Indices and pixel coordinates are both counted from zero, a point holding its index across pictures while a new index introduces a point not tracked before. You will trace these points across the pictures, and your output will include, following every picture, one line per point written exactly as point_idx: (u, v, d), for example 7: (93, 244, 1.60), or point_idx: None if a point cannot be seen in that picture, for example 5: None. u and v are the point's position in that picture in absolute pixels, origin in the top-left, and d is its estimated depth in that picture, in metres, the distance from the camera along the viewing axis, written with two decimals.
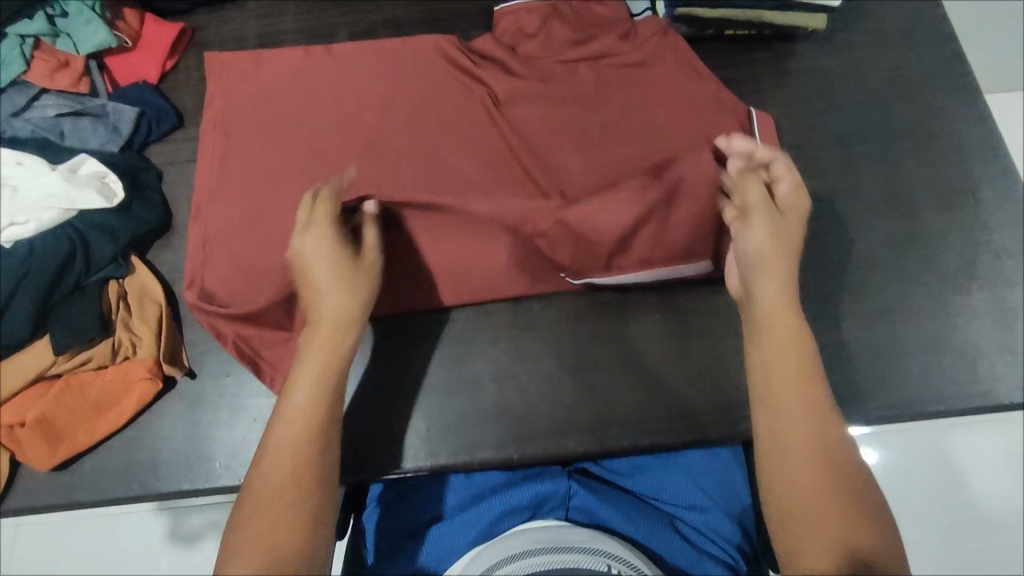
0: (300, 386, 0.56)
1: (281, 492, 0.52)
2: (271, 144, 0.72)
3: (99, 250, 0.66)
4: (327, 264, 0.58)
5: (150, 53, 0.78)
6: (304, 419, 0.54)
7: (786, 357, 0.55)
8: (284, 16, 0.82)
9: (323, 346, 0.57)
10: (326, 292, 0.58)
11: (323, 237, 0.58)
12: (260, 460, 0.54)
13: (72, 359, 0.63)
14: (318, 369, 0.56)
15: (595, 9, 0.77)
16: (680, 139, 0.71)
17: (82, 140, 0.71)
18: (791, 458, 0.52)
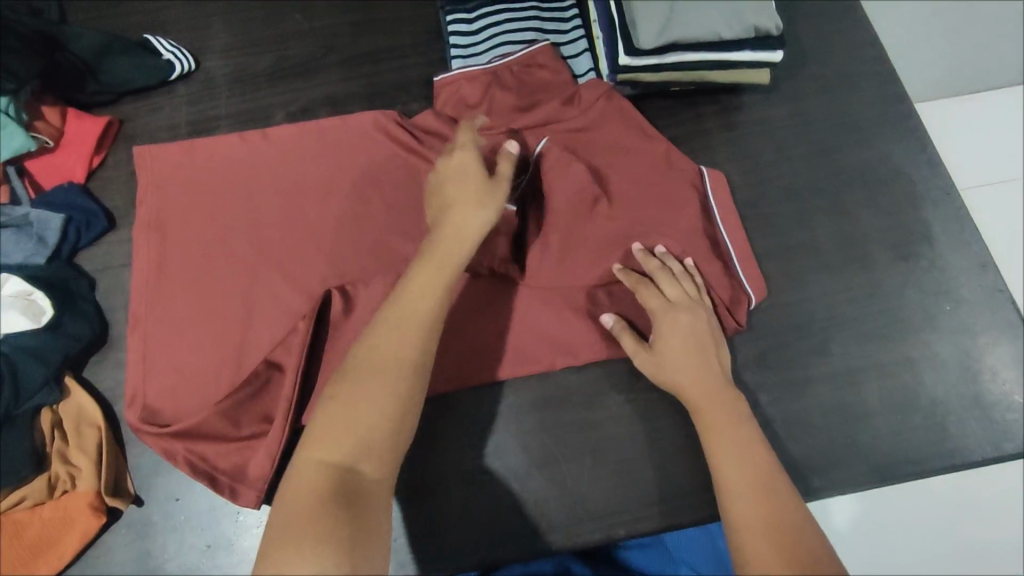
0: (416, 285, 0.54)
1: (385, 387, 0.50)
2: (209, 241, 0.68)
3: (30, 376, 0.61)
4: (469, 173, 0.59)
5: (74, 151, 0.74)
6: (415, 317, 0.52)
7: (719, 435, 0.55)
8: (216, 101, 0.79)
9: (449, 247, 0.56)
10: (462, 203, 0.58)
11: (466, 156, 0.61)
12: (364, 349, 0.51)
13: (4, 500, 0.59)
14: (433, 269, 0.55)
15: (538, 73, 0.74)
16: (637, 202, 0.68)
17: (4, 254, 0.66)
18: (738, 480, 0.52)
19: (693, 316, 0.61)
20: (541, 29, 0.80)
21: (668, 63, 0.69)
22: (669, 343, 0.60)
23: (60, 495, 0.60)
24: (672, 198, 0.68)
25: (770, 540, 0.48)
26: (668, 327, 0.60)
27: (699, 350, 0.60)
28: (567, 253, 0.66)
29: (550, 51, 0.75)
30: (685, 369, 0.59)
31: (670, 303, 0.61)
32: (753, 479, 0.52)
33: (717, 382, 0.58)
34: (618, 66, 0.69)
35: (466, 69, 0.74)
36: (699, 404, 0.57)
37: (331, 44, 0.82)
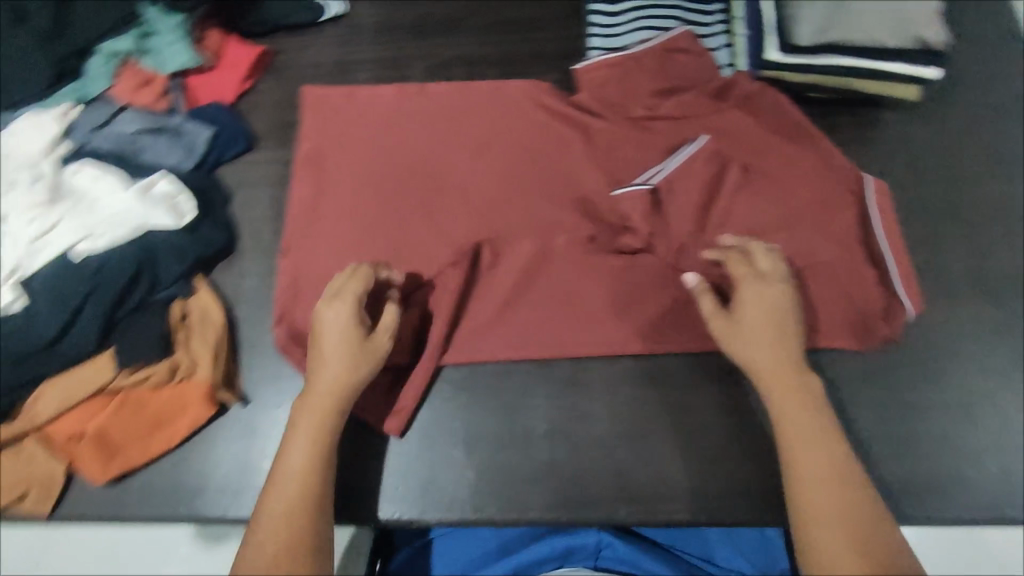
0: (300, 444, 0.57)
1: (288, 517, 0.53)
2: (369, 179, 0.73)
3: (167, 269, 0.67)
4: (337, 334, 0.59)
5: (229, 73, 0.79)
6: (320, 424, 0.58)
7: (789, 397, 0.58)
8: (362, 46, 0.83)
9: (326, 402, 0.58)
10: (328, 364, 0.59)
11: (340, 310, 0.60)
12: (272, 483, 0.55)
13: (132, 376, 0.64)
14: (318, 416, 0.58)
15: (680, 59, 0.75)
16: (797, 202, 0.69)
17: (158, 157, 0.72)
18: (806, 469, 0.54)
19: (770, 293, 0.61)
20: (685, 18, 0.80)
21: (819, 64, 0.69)
22: (749, 314, 0.60)
23: (178, 381, 0.65)
24: (802, 204, 0.69)
25: (834, 518, 0.51)
26: (750, 299, 0.61)
27: (783, 315, 0.60)
28: (710, 243, 0.68)
29: (691, 35, 0.76)
30: (760, 344, 0.59)
31: (762, 275, 0.62)
32: (822, 457, 0.54)
33: (795, 361, 0.59)
34: (764, 59, 0.70)
35: (607, 56, 0.76)
36: (767, 381, 0.59)
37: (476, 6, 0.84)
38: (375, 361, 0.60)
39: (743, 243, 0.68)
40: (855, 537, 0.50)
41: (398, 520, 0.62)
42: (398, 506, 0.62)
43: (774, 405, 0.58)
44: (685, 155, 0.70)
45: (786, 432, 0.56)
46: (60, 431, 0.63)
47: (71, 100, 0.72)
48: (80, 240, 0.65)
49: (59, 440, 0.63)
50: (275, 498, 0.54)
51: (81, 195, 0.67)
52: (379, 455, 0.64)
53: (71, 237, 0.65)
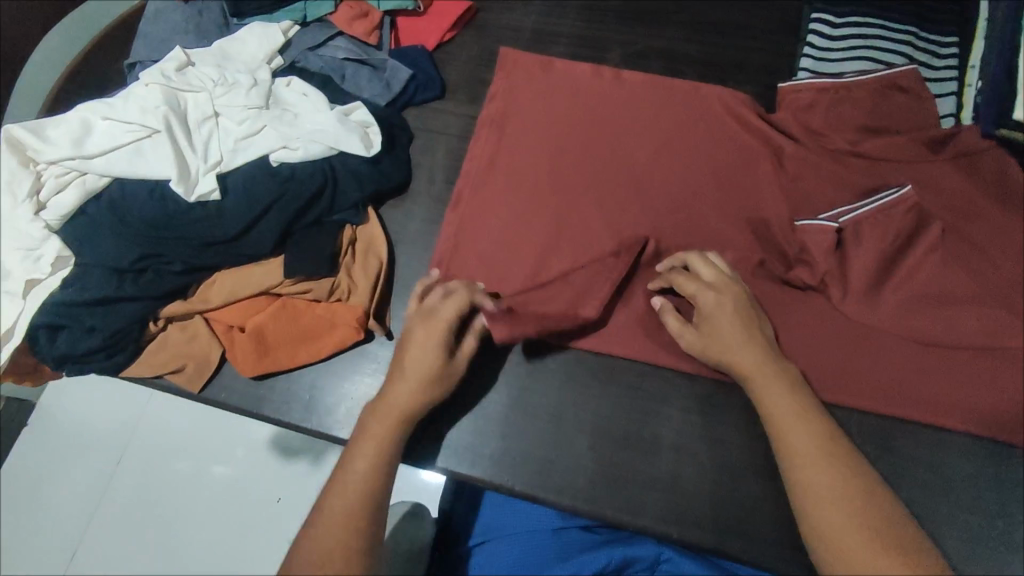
0: (367, 450, 0.55)
1: (345, 519, 0.51)
2: (545, 151, 0.74)
3: (346, 194, 0.70)
4: (427, 355, 0.59)
5: (436, 22, 0.81)
6: (394, 420, 0.57)
7: (779, 404, 0.55)
8: (564, 20, 0.83)
9: (401, 409, 0.57)
10: (407, 381, 0.58)
11: (437, 331, 0.60)
12: (339, 475, 0.53)
13: (295, 285, 0.67)
14: (387, 426, 0.56)
15: (896, 95, 0.70)
16: (995, 277, 0.63)
17: (358, 88, 0.76)
18: (814, 485, 0.51)
19: (720, 294, 0.60)
20: (910, 58, 0.75)
21: None
22: (714, 321, 0.59)
23: (333, 301, 0.68)
24: (1007, 282, 0.63)
25: (845, 526, 0.48)
26: (707, 305, 0.60)
27: (722, 307, 0.59)
28: (892, 295, 0.63)
29: (916, 75, 0.70)
30: (738, 347, 0.58)
31: (708, 286, 0.61)
32: (824, 463, 0.51)
33: (767, 364, 0.57)
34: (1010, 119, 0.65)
35: (818, 79, 0.71)
36: (759, 388, 0.57)
37: (685, 4, 0.83)
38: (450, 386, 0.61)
39: (929, 304, 0.63)
40: (875, 547, 0.47)
41: (511, 488, 0.62)
42: (512, 474, 0.62)
43: (767, 413, 0.56)
44: (886, 199, 0.64)
45: (785, 442, 0.53)
46: (223, 319, 0.68)
47: (292, 20, 0.77)
48: (280, 147, 0.69)
49: (221, 326, 0.68)
50: (340, 495, 0.52)
51: (287, 107, 0.71)
52: (503, 420, 0.64)
53: (273, 143, 0.69)
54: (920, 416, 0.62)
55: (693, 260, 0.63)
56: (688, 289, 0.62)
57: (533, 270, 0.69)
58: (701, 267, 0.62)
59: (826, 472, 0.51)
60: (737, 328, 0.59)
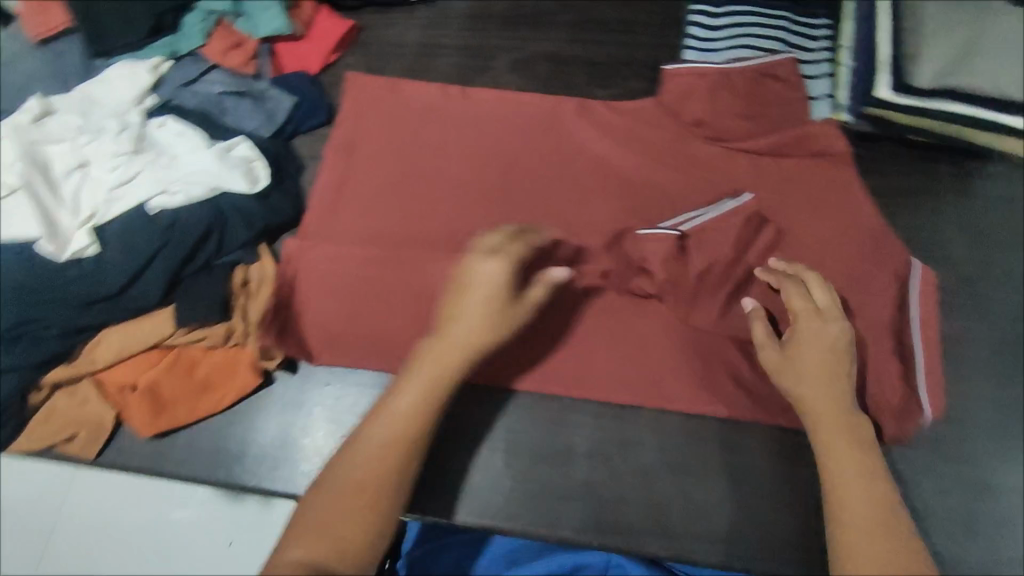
0: (411, 394, 0.55)
1: (372, 473, 0.51)
2: (435, 169, 0.73)
3: (234, 234, 0.68)
4: (486, 293, 0.58)
5: (318, 45, 0.79)
6: (450, 372, 0.56)
7: (836, 433, 0.55)
8: (449, 31, 0.82)
9: (468, 340, 0.57)
10: (469, 326, 0.57)
11: (495, 274, 0.58)
12: (363, 433, 0.53)
13: (188, 334, 0.65)
14: (428, 385, 0.55)
15: (771, 84, 0.72)
16: (865, 252, 0.66)
17: (240, 121, 0.73)
18: (865, 519, 0.50)
19: (825, 328, 0.59)
20: (786, 42, 0.76)
21: (926, 108, 0.64)
22: (808, 343, 0.58)
23: (231, 346, 0.66)
24: (873, 256, 0.66)
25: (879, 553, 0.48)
26: (801, 333, 0.59)
27: (835, 343, 0.58)
28: None
29: (792, 65, 0.72)
30: (818, 377, 0.57)
31: (818, 310, 0.60)
32: (868, 491, 0.52)
33: (846, 402, 0.57)
34: (873, 97, 0.66)
35: (698, 68, 0.72)
36: (818, 417, 0.56)
37: (570, 4, 0.82)
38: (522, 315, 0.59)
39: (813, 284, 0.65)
40: None
41: (427, 518, 0.61)
42: (427, 502, 0.61)
43: (823, 436, 0.55)
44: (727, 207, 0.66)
45: (835, 470, 0.54)
46: (115, 378, 0.65)
47: (163, 55, 0.74)
48: (158, 192, 0.66)
49: (114, 386, 0.65)
50: (361, 449, 0.52)
51: (161, 149, 0.69)
52: None
53: (150, 189, 0.66)
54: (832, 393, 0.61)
55: (794, 283, 0.62)
56: (794, 311, 0.60)
57: (435, 293, 0.68)
58: (802, 292, 0.61)
59: (878, 508, 0.51)
60: (828, 354, 0.58)
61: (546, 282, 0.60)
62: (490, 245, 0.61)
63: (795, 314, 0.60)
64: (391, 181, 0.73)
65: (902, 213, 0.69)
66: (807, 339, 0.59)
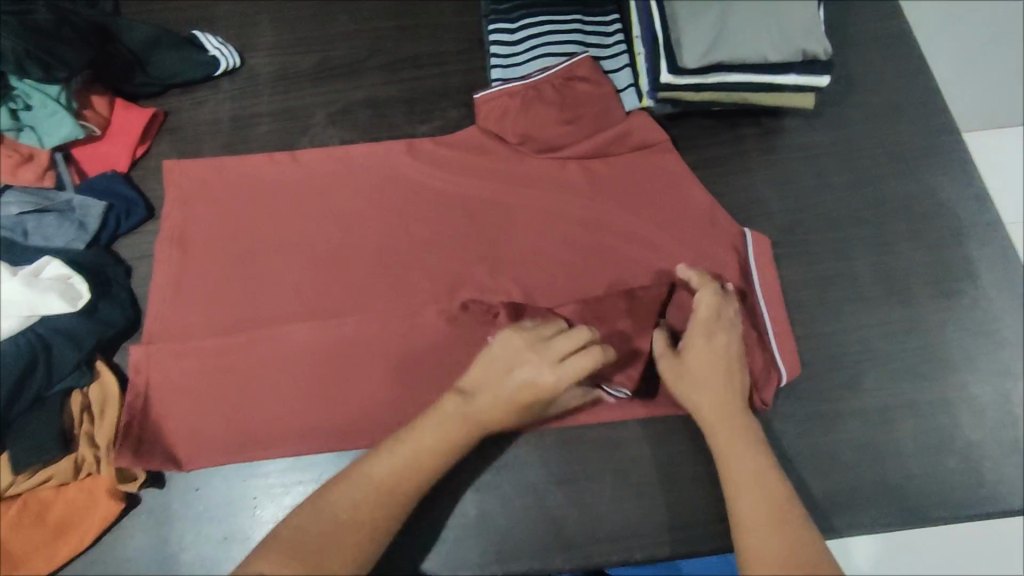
0: (432, 438, 0.56)
1: (365, 506, 0.53)
2: (267, 240, 0.70)
3: (62, 358, 0.64)
4: (532, 399, 0.57)
5: (120, 141, 0.76)
6: (483, 427, 0.57)
7: (730, 440, 0.57)
8: (259, 98, 0.80)
9: (497, 422, 0.57)
10: (505, 402, 0.57)
11: (548, 383, 0.57)
12: (358, 471, 0.54)
13: (31, 479, 0.60)
14: (451, 440, 0.56)
15: (578, 86, 0.73)
16: (693, 227, 0.70)
17: (48, 240, 0.68)
18: (758, 524, 0.52)
19: (730, 339, 0.61)
20: (583, 43, 0.79)
21: (710, 84, 0.68)
22: (696, 357, 0.60)
23: (84, 478, 0.62)
24: (701, 230, 0.69)
25: (771, 554, 0.51)
26: (691, 351, 0.60)
27: (734, 350, 0.60)
28: (613, 269, 0.69)
29: (591, 62, 0.73)
30: (717, 389, 0.59)
31: (713, 320, 0.61)
32: (765, 490, 0.54)
33: (737, 409, 0.58)
34: (661, 84, 0.68)
35: (508, 85, 0.72)
36: (718, 427, 0.58)
37: (375, 46, 0.83)
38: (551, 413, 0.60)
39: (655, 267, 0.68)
40: None
41: None
42: None
43: (723, 438, 0.57)
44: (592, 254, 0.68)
45: (731, 474, 0.56)
46: None
47: None
48: None
49: None
50: (354, 484, 0.54)
51: None
52: None
53: None
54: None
55: (718, 291, 0.63)
56: (694, 318, 0.61)
57: (294, 368, 0.66)
58: (723, 302, 0.62)
59: (771, 511, 0.53)
60: (732, 361, 0.60)
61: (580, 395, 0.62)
62: (558, 351, 0.58)
63: (705, 323, 0.61)
64: (221, 262, 0.70)
65: (720, 182, 0.73)
66: (702, 348, 0.60)
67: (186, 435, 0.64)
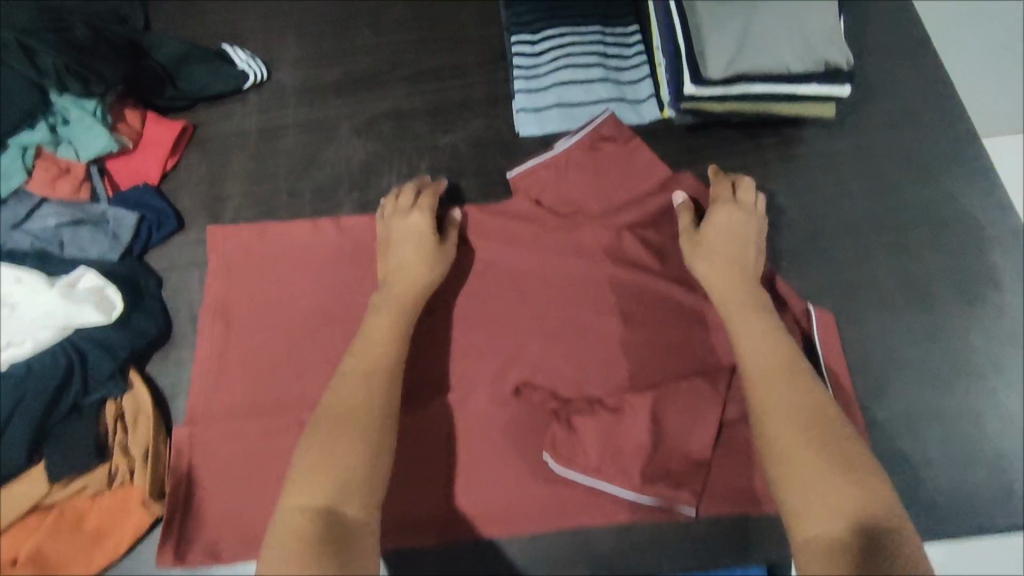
0: (380, 323, 0.63)
1: (353, 408, 0.57)
2: (300, 256, 0.73)
3: (97, 368, 0.65)
4: (417, 236, 0.67)
5: (151, 153, 0.77)
6: (406, 301, 0.65)
7: (747, 322, 0.61)
8: (285, 110, 0.82)
9: (408, 279, 0.65)
10: (410, 266, 0.66)
11: (419, 219, 0.68)
12: (332, 390, 0.59)
13: (67, 488, 0.62)
14: (389, 321, 0.63)
15: (605, 146, 0.74)
16: None
17: (83, 250, 0.70)
18: (773, 394, 0.56)
19: (739, 216, 0.67)
20: (604, 54, 0.79)
21: (731, 94, 0.68)
22: (711, 249, 0.65)
23: (118, 486, 0.64)
24: None
25: (786, 416, 0.54)
26: (690, 240, 0.67)
27: (744, 216, 0.67)
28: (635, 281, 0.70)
29: (613, 121, 0.75)
30: (730, 275, 0.63)
31: (724, 202, 0.68)
32: (783, 386, 0.56)
33: (750, 295, 0.63)
34: (683, 94, 0.69)
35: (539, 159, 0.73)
36: (733, 310, 0.62)
37: (398, 59, 0.84)
38: (450, 242, 0.69)
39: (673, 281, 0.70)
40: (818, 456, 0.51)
41: None
42: None
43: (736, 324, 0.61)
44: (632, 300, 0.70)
45: (745, 353, 0.59)
46: None
47: None
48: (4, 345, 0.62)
49: None
50: (332, 400, 0.58)
51: None
52: None
53: None
54: (747, 473, 0.64)
55: (721, 178, 0.69)
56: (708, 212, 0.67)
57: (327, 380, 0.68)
58: (732, 188, 0.69)
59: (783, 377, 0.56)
60: (741, 214, 0.67)
61: (454, 223, 0.70)
62: (408, 205, 0.70)
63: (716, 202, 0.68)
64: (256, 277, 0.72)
65: None
66: (720, 224, 0.66)
67: (221, 445, 0.66)
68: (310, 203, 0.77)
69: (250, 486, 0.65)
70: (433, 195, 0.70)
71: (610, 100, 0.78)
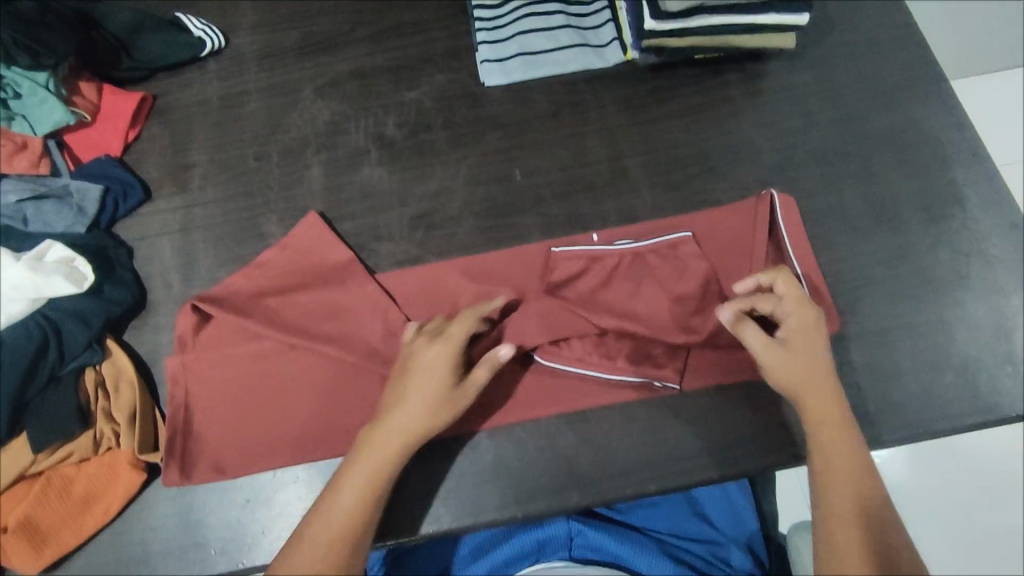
0: (367, 463, 0.56)
1: (324, 552, 0.53)
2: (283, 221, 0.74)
3: (73, 338, 0.64)
4: (437, 372, 0.58)
5: (111, 126, 0.76)
6: (411, 441, 0.57)
7: (812, 405, 0.58)
8: (246, 76, 0.81)
9: (413, 422, 0.57)
10: (413, 411, 0.57)
11: (443, 355, 0.58)
12: (317, 516, 0.54)
13: (52, 456, 0.62)
14: (377, 466, 0.56)
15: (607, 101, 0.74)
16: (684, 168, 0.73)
17: (47, 225, 0.68)
18: (832, 475, 0.55)
19: (816, 348, 0.59)
20: (565, 2, 0.79)
21: (693, 27, 0.69)
22: (789, 337, 0.59)
23: (104, 452, 0.64)
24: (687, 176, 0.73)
25: (843, 500, 0.54)
26: (780, 356, 0.58)
27: (811, 322, 0.59)
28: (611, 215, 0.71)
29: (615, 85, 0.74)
30: (804, 377, 0.58)
31: (798, 299, 0.60)
32: (846, 468, 0.55)
33: (827, 387, 0.58)
34: (645, 31, 0.69)
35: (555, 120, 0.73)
36: (804, 396, 0.58)
37: (358, 18, 0.83)
38: (473, 392, 0.58)
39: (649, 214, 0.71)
40: (864, 549, 0.52)
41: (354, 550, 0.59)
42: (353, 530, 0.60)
43: (804, 401, 0.58)
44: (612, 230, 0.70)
45: (812, 423, 0.57)
46: None
47: None
48: None
49: None
50: (312, 535, 0.53)
51: None
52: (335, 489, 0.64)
53: None
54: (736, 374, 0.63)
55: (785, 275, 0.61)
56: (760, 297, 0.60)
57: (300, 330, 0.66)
58: (802, 296, 0.60)
59: (851, 469, 0.55)
60: (798, 344, 0.59)
61: (490, 362, 0.59)
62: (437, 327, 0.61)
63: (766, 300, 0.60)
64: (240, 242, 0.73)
65: (709, 126, 0.75)
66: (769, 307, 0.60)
67: (203, 402, 0.65)
68: (280, 166, 0.76)
69: (234, 440, 0.64)
70: (475, 317, 0.61)
71: (575, 46, 0.77)
